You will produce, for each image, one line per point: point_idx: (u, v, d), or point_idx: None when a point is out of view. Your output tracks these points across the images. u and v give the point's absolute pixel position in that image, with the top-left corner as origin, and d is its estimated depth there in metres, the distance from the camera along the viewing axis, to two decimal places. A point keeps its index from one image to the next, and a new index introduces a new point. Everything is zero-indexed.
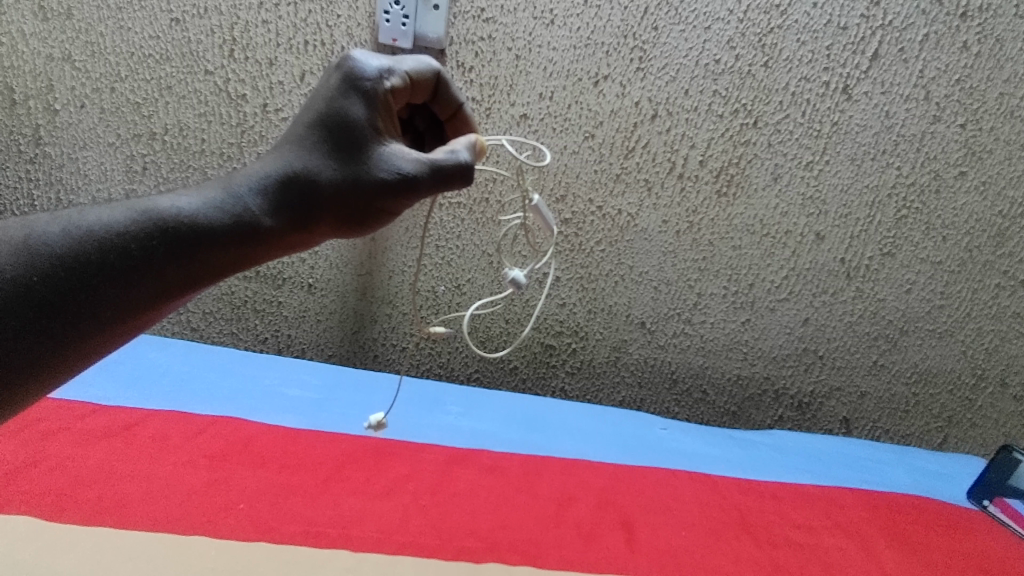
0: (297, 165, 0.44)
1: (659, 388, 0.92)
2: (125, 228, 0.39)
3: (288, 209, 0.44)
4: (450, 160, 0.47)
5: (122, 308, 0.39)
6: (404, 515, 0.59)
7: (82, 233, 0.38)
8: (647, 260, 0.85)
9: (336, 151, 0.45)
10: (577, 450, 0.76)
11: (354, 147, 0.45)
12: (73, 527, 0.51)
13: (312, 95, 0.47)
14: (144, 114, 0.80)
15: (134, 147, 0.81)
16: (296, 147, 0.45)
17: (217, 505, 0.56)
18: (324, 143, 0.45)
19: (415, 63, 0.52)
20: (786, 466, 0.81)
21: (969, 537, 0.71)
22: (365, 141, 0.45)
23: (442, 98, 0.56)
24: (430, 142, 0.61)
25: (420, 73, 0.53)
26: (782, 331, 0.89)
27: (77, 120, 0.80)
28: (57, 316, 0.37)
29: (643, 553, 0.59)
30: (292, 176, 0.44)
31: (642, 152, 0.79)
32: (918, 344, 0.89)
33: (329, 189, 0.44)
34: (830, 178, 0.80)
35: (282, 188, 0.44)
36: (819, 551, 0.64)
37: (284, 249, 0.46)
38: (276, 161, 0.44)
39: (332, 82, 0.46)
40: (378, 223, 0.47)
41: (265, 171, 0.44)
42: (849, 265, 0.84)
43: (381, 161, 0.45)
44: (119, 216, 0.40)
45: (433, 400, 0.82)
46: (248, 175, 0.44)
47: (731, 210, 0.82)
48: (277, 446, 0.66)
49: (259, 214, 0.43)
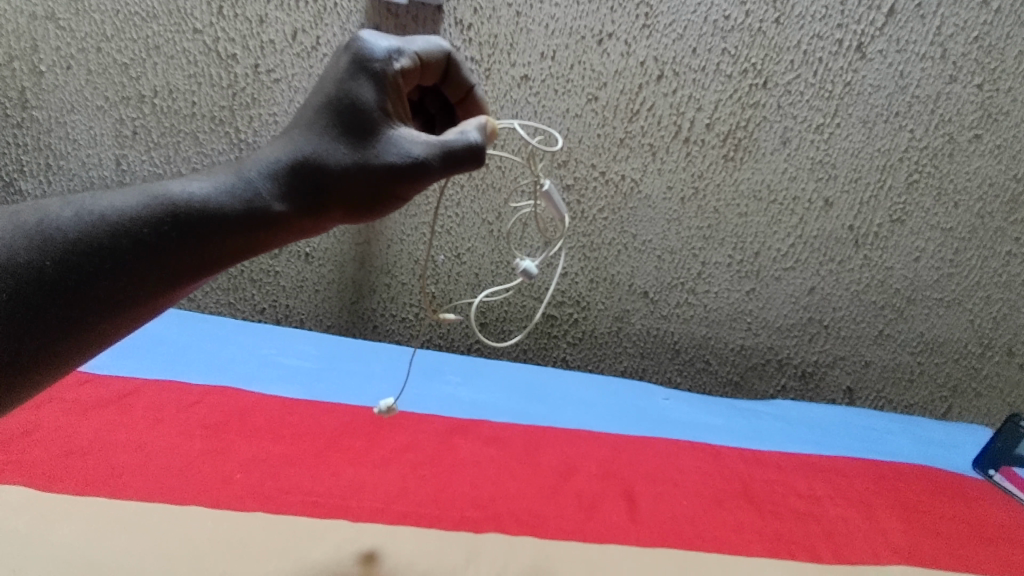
0: (306, 150, 0.43)
1: (661, 358, 0.92)
2: (137, 213, 0.38)
3: (298, 195, 0.43)
4: (460, 142, 0.45)
5: (136, 295, 0.38)
6: (403, 485, 0.58)
7: (95, 217, 0.37)
8: (650, 228, 0.83)
9: (346, 135, 0.43)
10: (578, 419, 0.76)
11: (363, 131, 0.43)
12: (67, 497, 0.50)
13: (321, 81, 0.45)
14: (132, 75, 0.77)
15: (123, 111, 0.79)
16: (305, 131, 0.43)
17: (214, 475, 0.55)
18: (333, 128, 0.43)
19: (425, 44, 0.51)
20: (789, 435, 0.80)
21: (975, 508, 0.70)
22: (374, 123, 0.43)
23: (453, 79, 0.55)
24: (442, 124, 0.59)
25: (430, 53, 0.51)
26: (787, 300, 0.87)
27: (63, 83, 0.78)
28: (72, 302, 0.35)
29: (645, 523, 0.59)
30: (303, 162, 0.43)
31: (647, 115, 0.77)
32: (924, 313, 0.88)
33: (338, 175, 0.43)
34: (840, 142, 0.78)
35: (292, 175, 0.43)
36: (822, 521, 0.64)
37: (295, 235, 0.45)
38: (286, 147, 0.43)
39: (341, 66, 0.45)
40: (388, 210, 0.46)
41: (275, 157, 0.43)
42: (858, 232, 0.83)
43: (390, 146, 0.43)
44: (132, 202, 0.38)
45: (432, 369, 0.81)
46: (259, 160, 0.43)
47: (738, 175, 0.80)
48: (274, 415, 0.65)
49: (270, 201, 0.42)
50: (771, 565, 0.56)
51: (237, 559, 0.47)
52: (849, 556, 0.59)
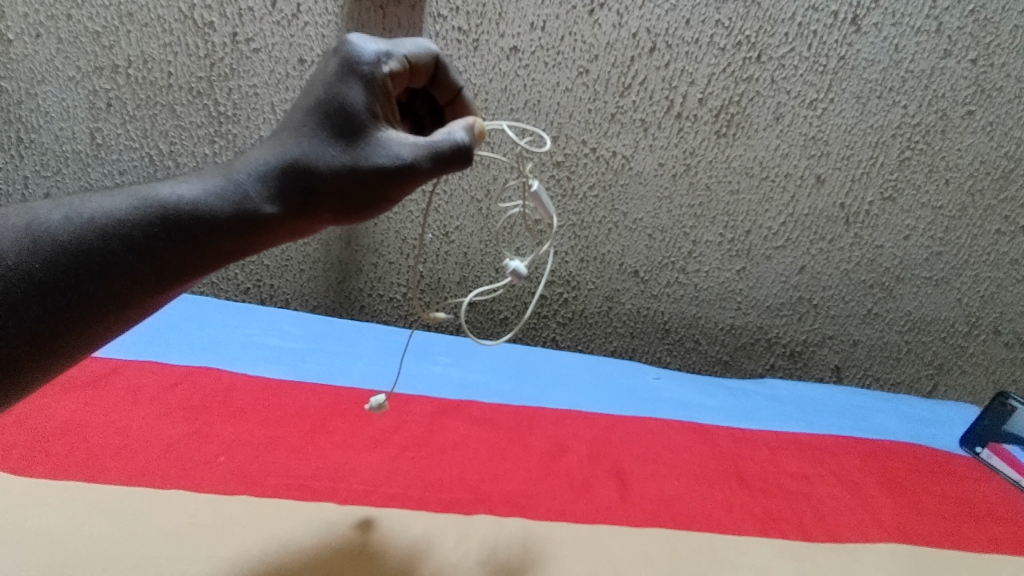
0: (295, 152, 0.42)
1: (651, 337, 0.92)
2: (126, 216, 0.39)
3: (287, 198, 0.42)
4: (447, 143, 0.45)
5: (126, 297, 0.38)
6: (391, 467, 0.57)
7: (84, 219, 0.38)
8: (641, 206, 0.82)
9: (336, 138, 0.43)
10: (568, 400, 0.75)
11: (353, 133, 0.43)
12: (43, 481, 0.49)
13: (309, 84, 0.45)
14: (104, 44, 0.75)
15: (96, 82, 0.77)
16: (294, 134, 0.43)
17: (196, 458, 0.54)
18: (322, 130, 0.43)
19: (413, 47, 0.50)
20: (779, 414, 0.80)
21: (962, 486, 0.71)
22: (363, 125, 0.43)
23: (441, 82, 0.55)
24: (430, 126, 0.59)
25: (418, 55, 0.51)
26: (778, 279, 0.87)
27: (33, 52, 0.75)
28: (61, 302, 0.36)
29: (636, 503, 0.58)
30: (292, 165, 0.42)
31: (639, 89, 0.75)
32: (913, 292, 0.87)
33: (327, 177, 0.43)
34: (834, 118, 0.77)
35: (281, 178, 0.42)
36: (812, 499, 0.64)
37: (284, 237, 0.44)
38: (274, 149, 0.43)
39: (329, 68, 0.44)
40: (377, 211, 0.46)
41: (264, 159, 0.43)
42: (849, 210, 0.82)
43: (379, 147, 0.43)
44: (121, 204, 0.39)
45: (420, 349, 0.80)
46: (248, 163, 0.43)
47: (730, 151, 0.79)
48: (258, 396, 0.64)
49: (260, 203, 0.42)
50: (761, 544, 0.56)
51: (221, 541, 0.46)
52: (839, 533, 0.59)
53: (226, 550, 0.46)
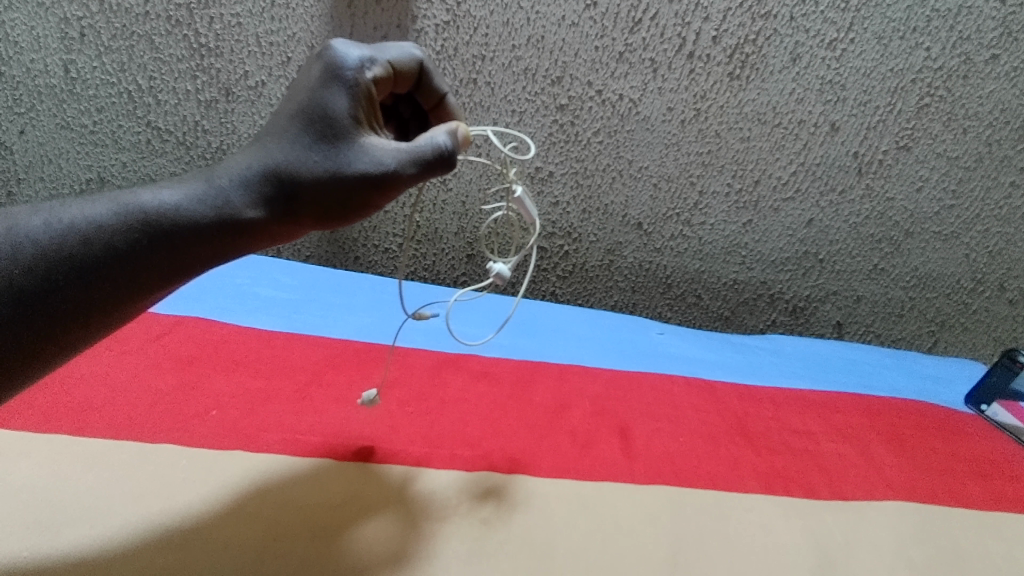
0: (279, 157, 0.42)
1: (652, 292, 0.90)
2: (107, 222, 0.38)
3: (270, 202, 0.42)
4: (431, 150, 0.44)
5: (110, 297, 0.37)
6: (391, 423, 0.55)
7: (64, 225, 0.37)
8: (647, 153, 0.79)
9: (318, 143, 0.42)
10: (570, 355, 0.73)
11: (336, 138, 0.42)
12: (28, 434, 0.47)
13: (292, 92, 0.44)
14: None
15: (68, 9, 0.72)
16: (277, 139, 0.42)
17: (188, 411, 0.52)
18: (306, 134, 0.42)
19: (395, 55, 0.49)
20: (784, 370, 0.79)
21: (967, 444, 0.69)
22: (346, 129, 0.42)
23: (425, 88, 0.54)
24: (415, 130, 0.58)
25: (400, 62, 0.49)
26: (784, 233, 0.84)
27: None
28: (43, 310, 0.35)
29: (640, 460, 0.57)
30: (274, 170, 0.41)
31: (650, 25, 0.71)
32: (921, 247, 0.85)
33: (310, 178, 0.42)
34: (853, 60, 0.73)
35: (263, 183, 0.41)
36: (819, 457, 0.62)
37: (268, 241, 0.43)
38: (257, 154, 0.42)
39: (312, 75, 0.44)
40: (358, 217, 0.44)
41: (247, 163, 0.42)
42: (862, 159, 0.79)
43: (362, 153, 0.42)
44: (102, 211, 0.38)
45: (419, 301, 0.78)
46: (230, 168, 0.42)
47: (742, 95, 0.75)
48: (251, 348, 0.62)
49: (242, 208, 0.41)
50: (766, 501, 0.55)
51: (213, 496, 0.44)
52: (845, 492, 0.58)
53: (222, 504, 0.44)
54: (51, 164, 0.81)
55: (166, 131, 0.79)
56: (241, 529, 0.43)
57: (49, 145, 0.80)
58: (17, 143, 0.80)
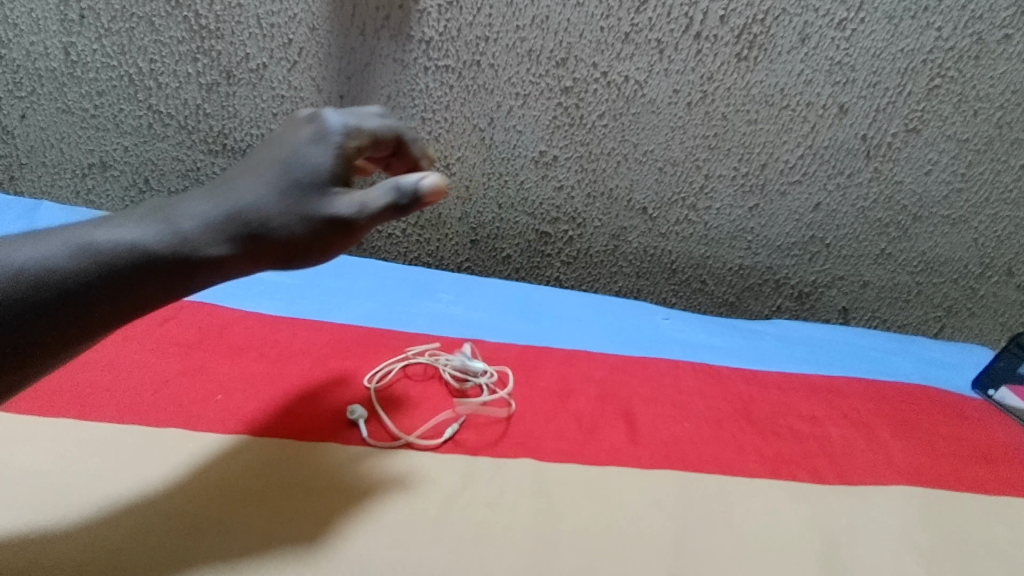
0: (247, 200, 0.40)
1: (657, 278, 0.89)
2: (64, 265, 0.35)
3: (232, 241, 0.39)
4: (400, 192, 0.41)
5: (99, 315, 0.36)
6: (396, 409, 0.55)
7: (15, 270, 0.34)
8: (652, 137, 0.78)
9: (290, 188, 0.40)
10: (574, 340, 0.73)
11: (309, 186, 0.40)
12: (33, 418, 0.47)
13: (268, 146, 0.43)
14: None
15: None
16: (247, 184, 0.41)
17: (193, 395, 0.52)
18: (278, 181, 0.40)
19: (377, 121, 0.48)
20: (790, 355, 0.78)
21: (974, 429, 0.69)
22: (321, 178, 0.41)
23: (407, 160, 0.53)
24: None
25: (382, 132, 0.48)
26: (791, 217, 0.83)
27: None
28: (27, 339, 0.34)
29: (645, 445, 0.56)
30: (242, 212, 0.39)
31: (656, 5, 0.70)
32: (928, 232, 0.84)
33: (282, 220, 0.39)
34: (862, 40, 0.72)
35: (227, 222, 0.39)
36: (824, 441, 0.62)
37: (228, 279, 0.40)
38: (223, 196, 0.40)
39: (293, 134, 0.43)
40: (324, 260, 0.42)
41: (210, 205, 0.40)
42: (870, 142, 0.78)
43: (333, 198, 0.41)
44: (56, 254, 0.35)
45: (422, 286, 0.77)
46: (190, 208, 0.39)
47: (750, 76, 0.74)
48: (255, 332, 0.61)
49: (202, 245, 0.38)
50: (771, 485, 0.54)
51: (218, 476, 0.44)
52: (851, 476, 0.58)
53: (232, 488, 0.44)
54: (53, 149, 0.81)
55: (168, 115, 0.79)
56: (250, 512, 0.43)
57: (50, 130, 0.80)
58: (18, 127, 0.80)
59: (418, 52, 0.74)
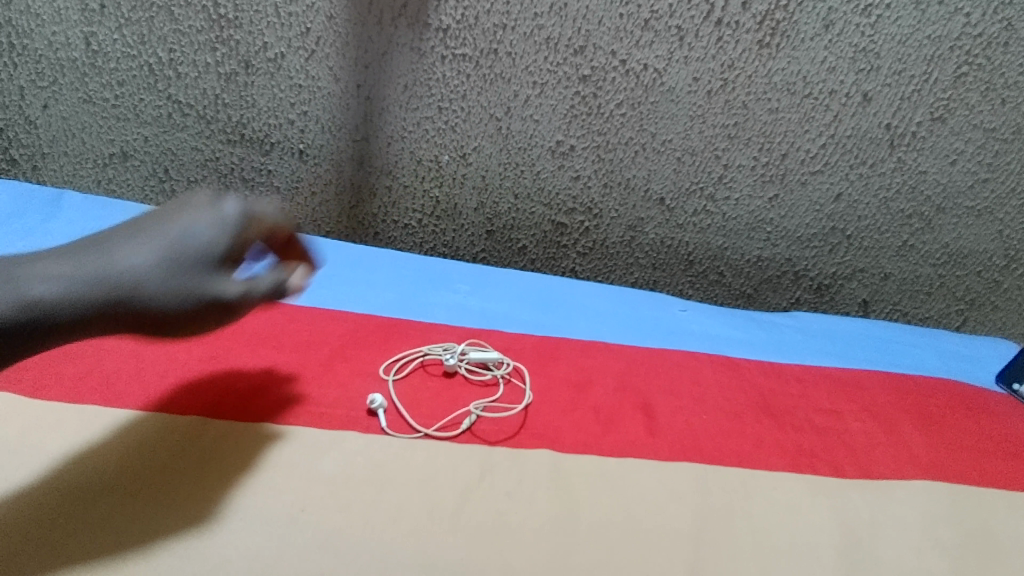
0: (117, 275, 0.38)
1: (674, 269, 0.88)
2: None
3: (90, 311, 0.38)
4: (278, 286, 0.42)
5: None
6: (414, 399, 0.55)
7: None
8: (671, 126, 0.78)
9: (169, 271, 0.39)
10: (591, 331, 0.72)
11: (193, 269, 0.39)
12: (59, 405, 0.47)
13: (149, 217, 0.41)
14: None
15: None
16: (121, 257, 0.39)
17: (213, 383, 0.52)
18: (157, 260, 0.39)
19: (280, 210, 0.45)
20: (810, 348, 0.77)
21: (998, 423, 0.68)
22: (202, 271, 0.40)
23: None
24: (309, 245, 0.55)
25: (286, 222, 0.45)
26: (811, 208, 0.82)
27: None
28: None
29: (663, 437, 0.56)
30: (109, 286, 0.38)
31: None
32: (952, 223, 0.83)
33: (152, 307, 0.39)
34: (888, 26, 0.70)
35: (90, 292, 0.38)
36: (845, 435, 0.61)
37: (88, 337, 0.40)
38: (91, 267, 0.39)
39: (183, 214, 0.41)
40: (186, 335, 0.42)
41: (76, 273, 0.38)
42: (894, 131, 0.77)
43: (211, 291, 0.40)
44: None
45: (439, 276, 0.77)
46: (52, 271, 0.38)
47: (772, 64, 0.73)
48: (274, 321, 0.62)
49: (57, 311, 0.38)
50: (790, 478, 0.54)
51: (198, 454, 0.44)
52: (871, 471, 0.57)
53: (253, 478, 0.44)
54: (74, 139, 0.81)
55: (187, 105, 0.79)
56: (271, 502, 0.43)
57: (72, 119, 0.80)
58: (41, 117, 0.80)
59: (435, 41, 0.74)
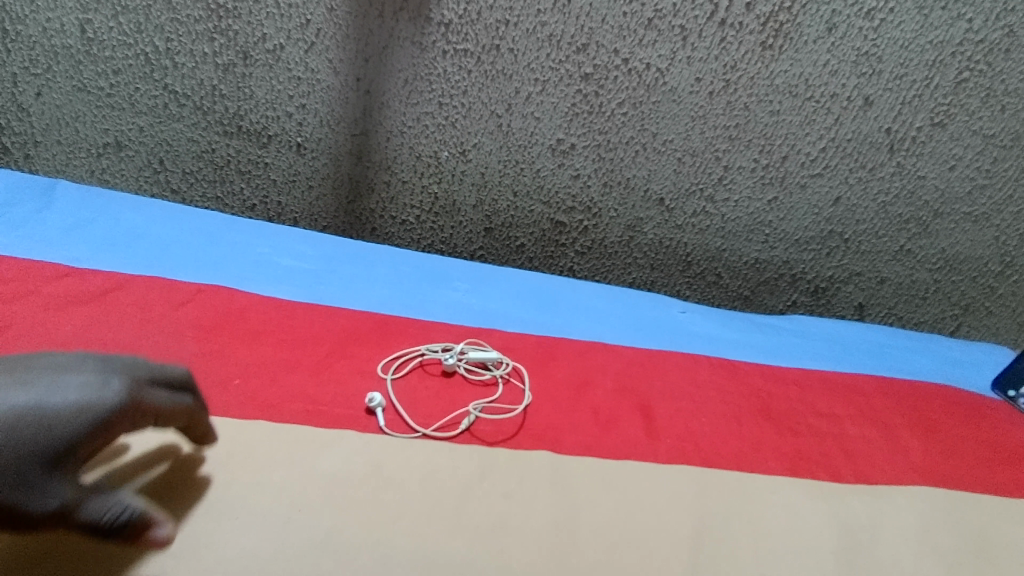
0: None
1: (672, 270, 0.88)
2: None
3: None
4: (129, 510, 0.33)
5: None
6: (412, 398, 0.55)
7: None
8: (672, 126, 0.77)
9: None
10: (591, 332, 0.72)
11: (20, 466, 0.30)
12: None
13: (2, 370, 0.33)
14: None
15: None
16: None
17: (210, 378, 0.51)
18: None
19: (169, 395, 0.38)
20: (809, 352, 0.77)
21: (995, 430, 0.68)
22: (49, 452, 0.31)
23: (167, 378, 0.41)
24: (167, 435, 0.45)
25: (173, 411, 0.38)
26: (810, 211, 0.82)
27: None
28: None
29: (663, 440, 0.56)
30: None
31: None
32: (950, 228, 0.83)
33: None
34: (891, 30, 0.70)
35: None
36: (844, 440, 0.61)
37: None
38: None
39: (52, 375, 0.34)
40: None
41: None
42: (895, 136, 0.76)
43: (46, 487, 0.31)
44: None
45: (437, 273, 0.76)
46: None
47: (774, 66, 0.73)
48: (271, 317, 0.61)
49: None
50: (790, 483, 0.54)
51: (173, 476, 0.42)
52: (869, 476, 0.57)
53: (255, 476, 0.43)
54: (68, 127, 0.80)
55: (183, 96, 0.78)
56: (273, 501, 0.42)
57: (66, 107, 0.79)
58: (33, 105, 0.79)
59: (437, 36, 0.73)
